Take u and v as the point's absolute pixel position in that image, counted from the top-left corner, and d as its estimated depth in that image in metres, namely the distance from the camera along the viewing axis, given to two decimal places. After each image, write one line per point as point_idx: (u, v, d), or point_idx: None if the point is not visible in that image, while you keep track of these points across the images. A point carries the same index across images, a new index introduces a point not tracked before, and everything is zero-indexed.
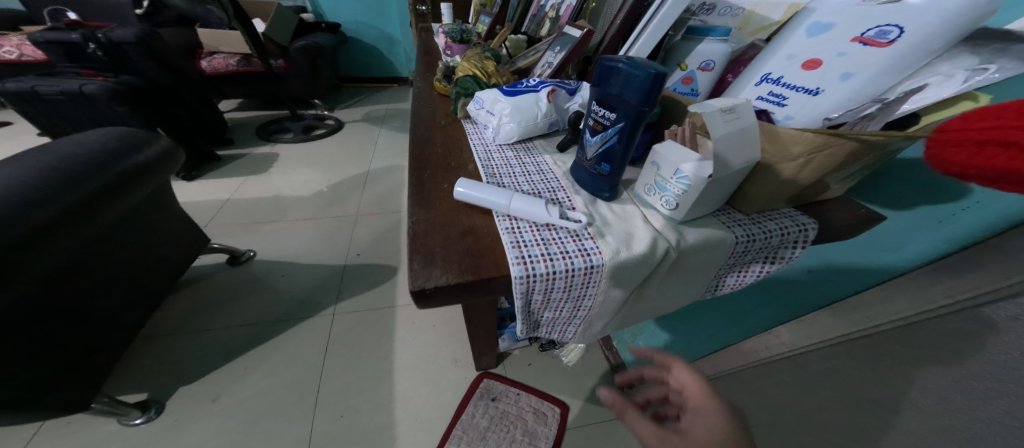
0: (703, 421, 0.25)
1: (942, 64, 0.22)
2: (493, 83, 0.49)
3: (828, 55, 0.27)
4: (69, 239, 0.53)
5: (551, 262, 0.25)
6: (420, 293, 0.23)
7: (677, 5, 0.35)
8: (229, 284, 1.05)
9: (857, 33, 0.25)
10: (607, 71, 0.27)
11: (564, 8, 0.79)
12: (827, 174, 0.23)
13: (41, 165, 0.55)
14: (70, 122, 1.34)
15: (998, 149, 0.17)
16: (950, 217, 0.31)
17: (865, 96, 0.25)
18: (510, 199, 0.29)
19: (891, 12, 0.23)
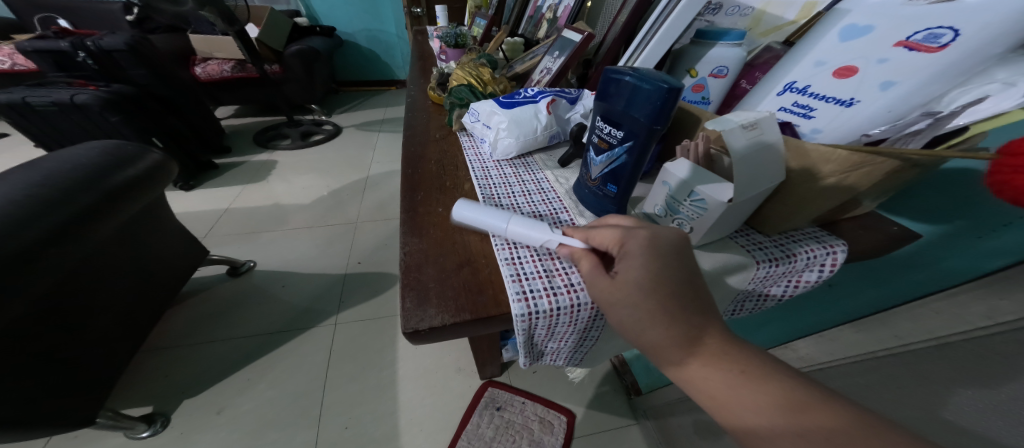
0: (626, 263, 0.21)
1: (998, 71, 0.20)
2: (490, 92, 0.47)
3: (866, 62, 0.25)
4: (61, 259, 0.50)
5: (555, 298, 0.24)
6: (413, 333, 0.22)
7: (692, 5, 0.32)
8: (228, 296, 1.04)
9: (901, 37, 0.23)
10: (611, 84, 0.25)
11: (563, 8, 0.76)
12: (861, 192, 0.22)
13: (28, 184, 0.52)
14: (63, 132, 1.32)
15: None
16: (989, 233, 0.29)
17: (909, 107, 0.23)
18: (508, 220, 0.28)
19: (945, 13, 0.21)
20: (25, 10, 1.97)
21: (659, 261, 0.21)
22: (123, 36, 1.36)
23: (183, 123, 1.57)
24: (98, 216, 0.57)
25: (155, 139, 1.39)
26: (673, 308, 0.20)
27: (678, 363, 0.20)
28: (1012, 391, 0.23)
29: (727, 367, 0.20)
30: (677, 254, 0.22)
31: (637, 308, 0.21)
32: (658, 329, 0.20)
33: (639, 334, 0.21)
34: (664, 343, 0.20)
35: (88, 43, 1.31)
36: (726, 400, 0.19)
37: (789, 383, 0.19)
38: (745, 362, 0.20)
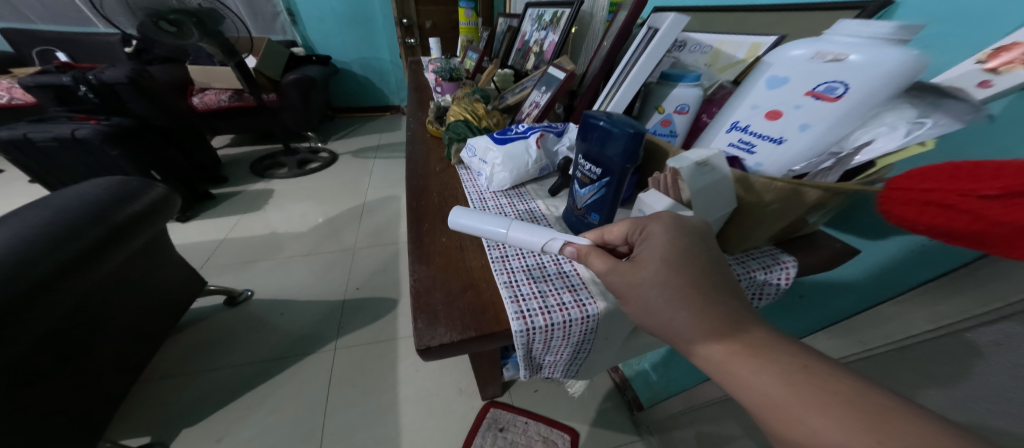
0: (655, 242, 0.24)
1: (888, 115, 0.23)
2: (484, 126, 0.52)
3: (787, 107, 0.27)
4: (69, 293, 0.52)
5: (549, 315, 0.27)
6: (426, 350, 0.25)
7: (661, 45, 0.36)
8: (226, 324, 1.04)
9: (809, 88, 0.25)
10: (590, 128, 0.29)
11: (548, 43, 0.84)
12: (808, 211, 0.26)
13: (38, 222, 0.55)
14: (62, 167, 1.35)
15: (939, 209, 0.21)
16: (916, 250, 0.32)
17: (824, 146, 0.26)
18: (507, 227, 0.30)
19: (837, 70, 0.23)
20: (24, 44, 2.02)
21: (680, 243, 0.24)
22: (123, 69, 1.41)
23: (181, 154, 1.60)
24: (106, 250, 0.59)
25: (153, 172, 1.42)
26: (710, 292, 0.23)
27: (707, 352, 0.22)
28: (964, 387, 0.26)
29: (774, 361, 0.21)
30: (699, 235, 0.24)
31: (668, 288, 0.23)
32: (688, 314, 0.22)
33: (669, 316, 0.23)
34: (698, 329, 0.22)
35: (90, 77, 1.36)
36: (778, 399, 0.20)
37: (856, 385, 0.19)
38: (797, 360, 0.21)
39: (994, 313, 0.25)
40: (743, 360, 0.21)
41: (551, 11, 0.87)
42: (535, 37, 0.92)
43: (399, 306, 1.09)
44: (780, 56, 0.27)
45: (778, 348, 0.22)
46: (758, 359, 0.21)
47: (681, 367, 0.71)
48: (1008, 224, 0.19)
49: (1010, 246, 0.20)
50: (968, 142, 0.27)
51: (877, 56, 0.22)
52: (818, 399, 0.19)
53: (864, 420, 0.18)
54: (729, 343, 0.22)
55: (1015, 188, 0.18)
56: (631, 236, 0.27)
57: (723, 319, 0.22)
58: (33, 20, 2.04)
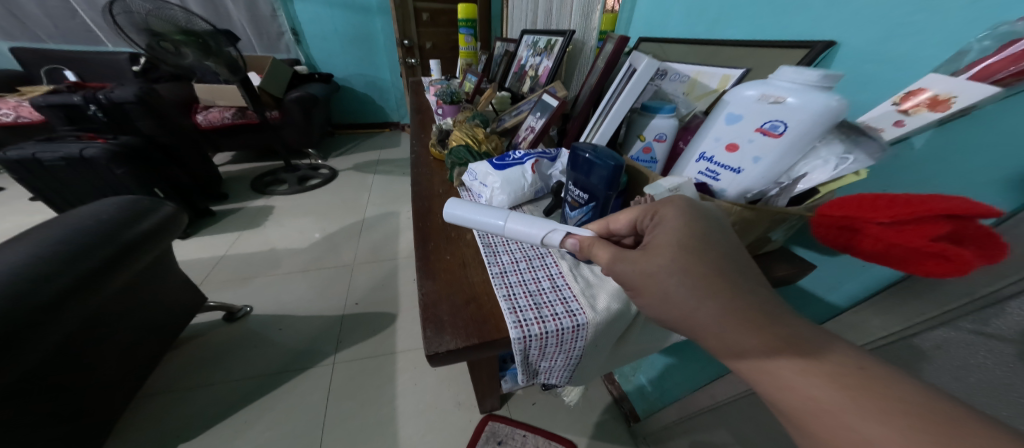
0: (669, 225, 0.28)
1: (822, 149, 0.27)
2: (484, 149, 0.56)
3: (743, 141, 0.30)
4: (80, 309, 0.55)
5: (544, 324, 0.30)
6: (433, 356, 0.28)
7: (640, 81, 0.40)
8: (226, 339, 1.04)
9: (757, 124, 0.29)
10: (578, 160, 0.35)
11: (542, 68, 0.89)
12: (767, 231, 0.31)
13: (53, 241, 0.58)
14: (68, 185, 1.38)
15: (853, 232, 0.25)
16: (868, 265, 0.36)
17: (775, 175, 0.30)
18: (506, 219, 0.33)
19: (778, 112, 0.27)
20: (33, 64, 2.07)
21: (691, 223, 0.27)
22: (132, 89, 1.46)
23: (185, 171, 1.64)
24: (117, 267, 0.62)
25: (157, 189, 1.45)
26: (740, 281, 0.25)
27: (744, 345, 0.23)
28: None
29: (827, 364, 0.22)
30: (706, 219, 0.28)
31: (687, 276, 0.25)
32: (714, 305, 0.24)
33: (696, 306, 0.25)
34: (734, 321, 0.24)
35: (100, 97, 1.41)
36: (826, 403, 0.21)
37: (915, 391, 0.20)
38: (851, 360, 0.22)
39: (931, 321, 0.29)
40: (792, 362, 0.22)
41: (545, 38, 0.94)
42: (531, 62, 0.98)
43: (398, 320, 1.11)
44: (733, 97, 0.31)
45: (835, 349, 0.22)
46: (814, 363, 0.22)
47: (675, 377, 0.73)
48: (898, 245, 0.23)
49: (911, 262, 0.24)
50: (898, 169, 0.32)
51: (808, 102, 0.26)
52: (872, 404, 0.20)
53: (913, 425, 0.19)
54: (765, 335, 0.23)
55: (902, 217, 0.23)
56: (643, 222, 0.30)
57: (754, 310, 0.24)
58: (43, 40, 2.10)
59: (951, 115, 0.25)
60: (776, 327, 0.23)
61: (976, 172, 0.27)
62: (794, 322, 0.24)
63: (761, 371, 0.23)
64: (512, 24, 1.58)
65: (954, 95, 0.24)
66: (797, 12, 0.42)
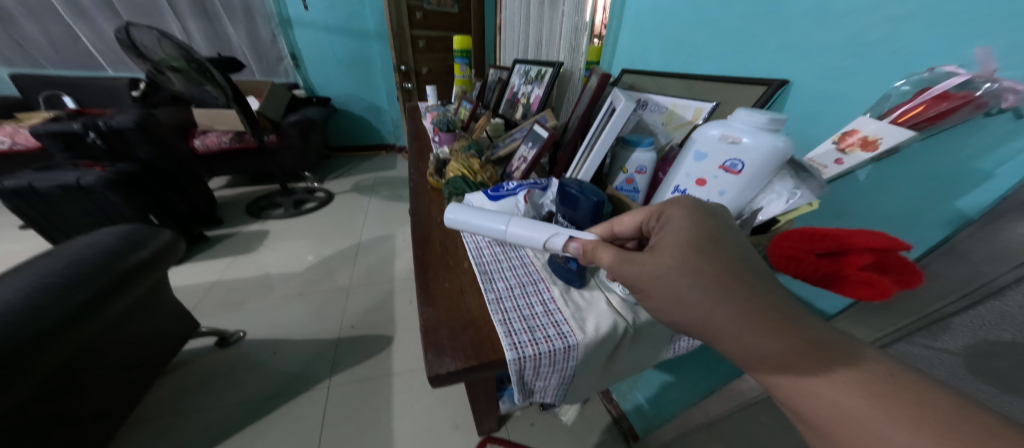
0: (677, 227, 0.31)
1: (777, 184, 0.31)
2: (479, 179, 0.59)
3: (709, 177, 0.34)
4: (75, 338, 0.55)
5: (537, 346, 0.32)
6: (435, 377, 0.30)
7: (620, 119, 0.43)
8: (216, 366, 1.02)
9: (720, 163, 0.33)
10: (566, 195, 0.39)
11: (534, 96, 0.95)
12: None
13: (53, 272, 0.59)
14: (63, 213, 1.38)
15: (800, 260, 0.28)
16: None
17: (739, 206, 0.34)
18: (508, 224, 0.37)
19: (736, 152, 0.31)
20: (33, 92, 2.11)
21: (698, 224, 0.30)
22: (131, 116, 1.50)
23: (179, 196, 1.66)
24: (112, 296, 0.62)
25: (151, 215, 1.46)
26: (756, 285, 0.27)
27: (767, 349, 0.25)
28: None
29: (854, 374, 0.23)
30: (712, 220, 0.30)
31: (699, 280, 0.28)
32: (732, 307, 0.26)
33: (711, 309, 0.27)
34: (755, 325, 0.25)
35: (99, 124, 1.43)
36: (857, 413, 0.22)
37: (948, 399, 0.21)
38: (884, 368, 0.23)
39: (906, 328, 0.30)
40: (820, 370, 0.24)
41: (536, 69, 1.00)
42: (523, 90, 1.04)
43: (394, 342, 1.11)
44: (698, 136, 0.34)
45: (864, 359, 0.24)
46: (842, 374, 0.23)
47: (671, 394, 0.74)
48: (835, 272, 0.27)
49: (849, 286, 0.27)
50: (850, 194, 0.35)
51: (759, 145, 0.30)
52: (905, 412, 0.21)
53: (943, 431, 0.20)
54: (787, 339, 0.25)
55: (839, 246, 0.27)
56: (651, 221, 0.34)
57: (774, 312, 0.25)
58: (43, 66, 2.12)
59: (880, 154, 0.28)
60: (795, 329, 0.25)
61: (914, 200, 0.31)
62: (816, 326, 0.25)
63: (788, 381, 0.25)
64: (504, 53, 1.67)
65: (879, 136, 0.28)
66: (756, 54, 0.47)
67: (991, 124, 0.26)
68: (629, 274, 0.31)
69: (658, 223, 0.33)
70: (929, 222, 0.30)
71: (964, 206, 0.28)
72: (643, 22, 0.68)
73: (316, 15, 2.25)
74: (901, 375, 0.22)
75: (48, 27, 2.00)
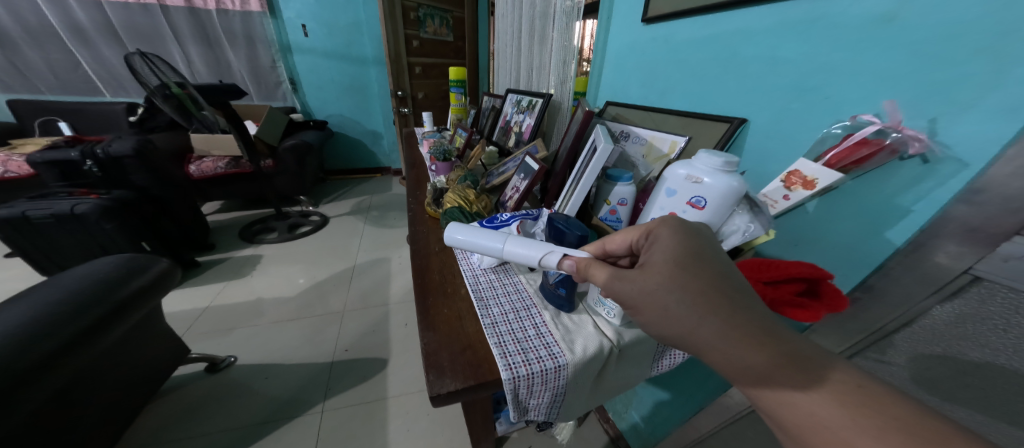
0: (663, 246, 0.33)
1: (737, 218, 0.36)
2: (475, 209, 0.63)
3: (678, 211, 0.39)
4: (71, 367, 0.55)
5: (530, 365, 0.35)
6: (437, 397, 0.33)
7: (600, 159, 0.47)
8: (206, 393, 1.00)
9: (687, 199, 0.37)
10: (555, 230, 0.43)
11: (525, 125, 1.01)
12: None
13: (51, 302, 0.59)
14: (53, 242, 1.37)
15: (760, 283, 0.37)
16: None
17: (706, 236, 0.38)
18: (505, 243, 0.39)
19: (699, 190, 0.36)
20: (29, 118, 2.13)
21: (685, 242, 0.32)
22: (130, 143, 1.52)
23: (173, 222, 1.66)
24: (109, 325, 0.62)
25: (144, 242, 1.46)
26: (740, 300, 0.29)
27: (747, 361, 0.27)
28: None
29: (829, 386, 0.25)
30: (695, 238, 0.33)
31: (686, 296, 0.30)
32: (717, 322, 0.28)
33: (697, 325, 0.29)
34: (738, 338, 0.28)
35: (98, 152, 1.46)
36: (826, 419, 0.24)
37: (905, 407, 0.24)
38: (854, 379, 0.26)
39: (873, 336, 0.39)
40: (800, 381, 0.26)
41: (528, 99, 1.06)
42: (515, 119, 1.10)
43: (389, 365, 1.10)
44: (669, 174, 0.39)
45: (836, 371, 0.26)
46: (818, 386, 0.26)
47: (664, 413, 0.75)
48: (776, 298, 0.36)
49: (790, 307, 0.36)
50: (806, 227, 0.43)
51: (718, 184, 0.35)
52: (870, 422, 0.24)
53: (900, 436, 0.22)
54: (767, 352, 0.27)
55: (787, 276, 0.36)
56: (642, 239, 0.36)
57: (756, 325, 0.28)
58: (42, 92, 2.15)
59: (817, 191, 0.36)
60: (772, 340, 0.27)
61: (858, 232, 0.38)
62: (793, 339, 0.28)
63: (773, 393, 0.27)
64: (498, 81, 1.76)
65: (815, 177, 0.36)
66: (721, 94, 0.53)
67: (906, 167, 0.33)
68: (621, 289, 0.32)
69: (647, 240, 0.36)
70: (868, 247, 0.37)
71: (892, 237, 0.35)
72: (623, 59, 0.75)
73: (315, 41, 2.36)
74: (862, 385, 0.25)
75: (49, 53, 2.04)
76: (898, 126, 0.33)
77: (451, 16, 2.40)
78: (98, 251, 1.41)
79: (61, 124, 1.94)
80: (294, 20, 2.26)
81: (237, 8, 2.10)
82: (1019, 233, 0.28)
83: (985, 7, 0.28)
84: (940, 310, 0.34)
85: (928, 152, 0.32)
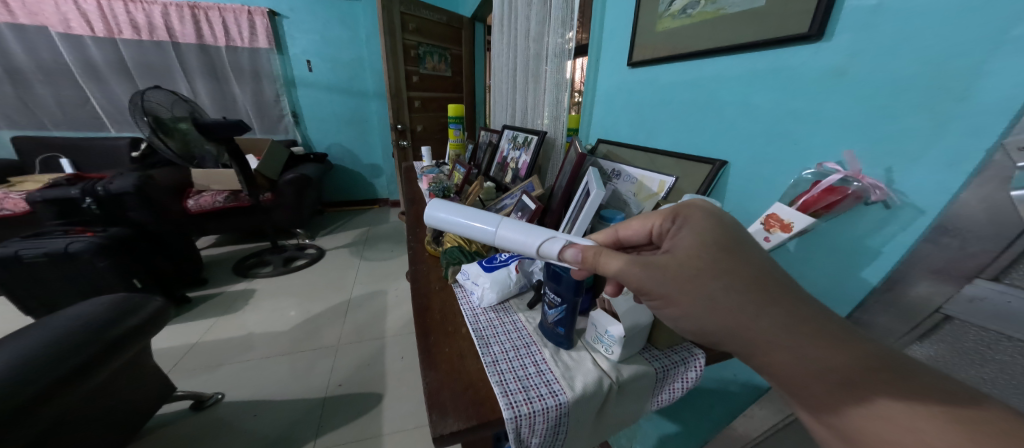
0: (691, 233, 0.35)
1: None
2: (474, 248, 0.65)
3: None
4: (54, 409, 0.52)
5: (531, 404, 0.36)
6: (439, 439, 0.32)
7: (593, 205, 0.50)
8: (188, 434, 0.95)
9: None
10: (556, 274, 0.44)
11: (521, 161, 1.06)
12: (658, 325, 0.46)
13: (41, 343, 0.58)
14: (41, 282, 1.34)
15: None
16: None
17: None
18: (497, 225, 0.41)
19: None
20: (31, 154, 2.16)
21: (723, 234, 0.34)
22: (132, 180, 1.55)
23: (167, 258, 1.65)
24: (98, 365, 0.60)
25: (136, 280, 1.44)
26: (800, 300, 0.31)
27: (827, 359, 0.29)
28: None
29: (912, 386, 0.27)
30: (735, 233, 0.34)
31: (746, 291, 0.31)
32: (783, 319, 0.30)
33: (760, 320, 0.31)
34: (804, 336, 0.30)
35: (98, 189, 1.48)
36: (919, 423, 0.25)
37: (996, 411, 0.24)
38: (943, 386, 0.27)
39: None
40: (884, 381, 0.27)
41: (523, 136, 1.12)
42: (512, 155, 1.16)
43: (385, 399, 1.06)
44: None
45: (919, 374, 0.28)
46: (903, 388, 0.27)
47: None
48: None
49: None
50: (793, 263, 0.47)
51: None
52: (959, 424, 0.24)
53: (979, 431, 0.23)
54: (842, 350, 0.29)
55: None
56: (665, 222, 0.38)
57: (816, 321, 0.30)
58: (47, 128, 2.21)
59: (795, 234, 0.39)
60: (835, 334, 0.30)
61: (837, 270, 0.42)
62: (863, 339, 0.30)
63: (859, 394, 0.28)
64: (494, 116, 1.85)
65: (791, 221, 0.38)
66: (701, 137, 0.57)
67: (870, 212, 0.37)
68: (655, 275, 0.34)
69: (673, 224, 0.38)
70: (848, 284, 0.41)
71: (868, 277, 0.39)
72: (612, 99, 0.80)
73: (319, 76, 2.49)
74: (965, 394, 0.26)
75: (61, 91, 2.13)
76: (858, 176, 0.36)
77: (450, 53, 2.54)
78: (86, 290, 1.38)
79: (64, 162, 1.97)
80: (299, 56, 2.41)
81: (246, 44, 2.24)
82: (979, 276, 0.31)
83: (915, 70, 0.33)
84: (918, 348, 0.36)
85: (888, 199, 0.36)
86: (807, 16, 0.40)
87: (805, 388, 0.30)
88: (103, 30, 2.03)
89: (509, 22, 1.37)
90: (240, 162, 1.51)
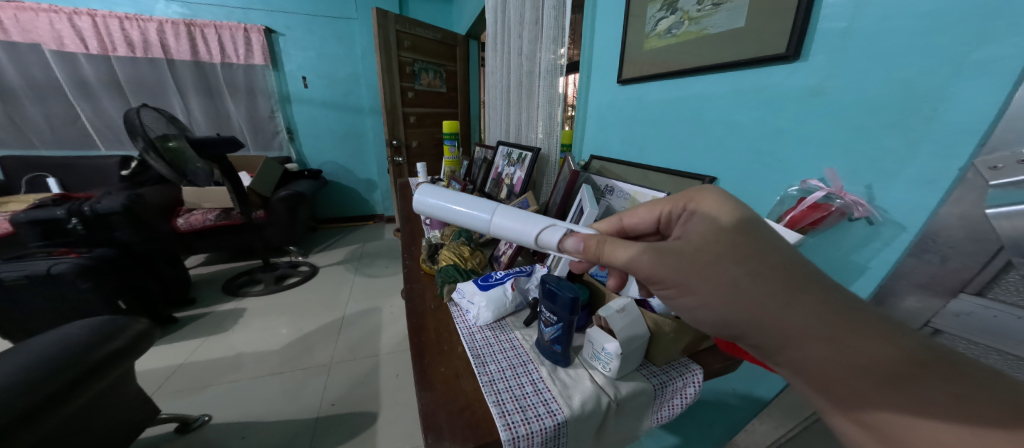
0: (703, 220, 0.36)
1: None
2: (470, 266, 0.65)
3: None
4: (28, 437, 0.50)
5: (529, 425, 0.35)
6: None
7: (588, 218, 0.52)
8: None
9: None
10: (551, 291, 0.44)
11: (516, 177, 1.08)
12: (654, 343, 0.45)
13: (18, 367, 0.55)
14: (18, 306, 1.29)
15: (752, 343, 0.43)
16: None
17: None
18: (493, 213, 0.41)
19: None
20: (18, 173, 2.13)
21: (742, 221, 0.34)
22: (121, 199, 1.53)
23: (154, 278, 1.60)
24: (79, 388, 0.58)
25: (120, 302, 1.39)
26: (832, 290, 0.31)
27: (872, 353, 0.28)
28: None
29: (957, 384, 0.26)
30: (756, 221, 0.34)
31: (772, 281, 0.31)
32: (812, 309, 0.30)
33: (790, 310, 0.30)
34: (840, 327, 0.29)
35: (85, 209, 1.45)
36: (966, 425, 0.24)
37: None
38: (996, 382, 0.25)
39: None
40: (929, 375, 0.26)
41: (517, 152, 1.14)
42: (506, 170, 1.17)
43: (380, 420, 1.03)
44: None
45: (963, 369, 0.27)
46: (947, 384, 0.26)
47: None
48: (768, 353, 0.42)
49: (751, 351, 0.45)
50: None
51: None
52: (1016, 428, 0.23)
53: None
54: (885, 344, 0.28)
55: None
56: (677, 208, 0.40)
57: (851, 312, 0.29)
58: (35, 147, 2.18)
59: None
60: (875, 327, 0.29)
61: None
62: (907, 333, 0.28)
63: (908, 392, 0.26)
64: (488, 130, 1.88)
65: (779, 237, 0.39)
66: (688, 152, 0.59)
67: (856, 227, 0.39)
68: (672, 262, 0.34)
69: (684, 211, 0.39)
70: None
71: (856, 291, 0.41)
72: (603, 116, 0.83)
73: (314, 92, 2.53)
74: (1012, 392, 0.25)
75: (50, 109, 2.12)
76: (841, 192, 0.37)
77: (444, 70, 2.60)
78: (66, 313, 1.33)
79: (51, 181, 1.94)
80: (295, 73, 2.44)
81: (241, 62, 2.27)
82: (963, 290, 0.32)
83: (885, 85, 0.35)
84: None
85: (871, 216, 0.37)
86: (784, 38, 0.42)
87: (843, 385, 0.28)
88: (97, 47, 2.04)
89: (502, 41, 1.41)
90: (232, 178, 1.51)
